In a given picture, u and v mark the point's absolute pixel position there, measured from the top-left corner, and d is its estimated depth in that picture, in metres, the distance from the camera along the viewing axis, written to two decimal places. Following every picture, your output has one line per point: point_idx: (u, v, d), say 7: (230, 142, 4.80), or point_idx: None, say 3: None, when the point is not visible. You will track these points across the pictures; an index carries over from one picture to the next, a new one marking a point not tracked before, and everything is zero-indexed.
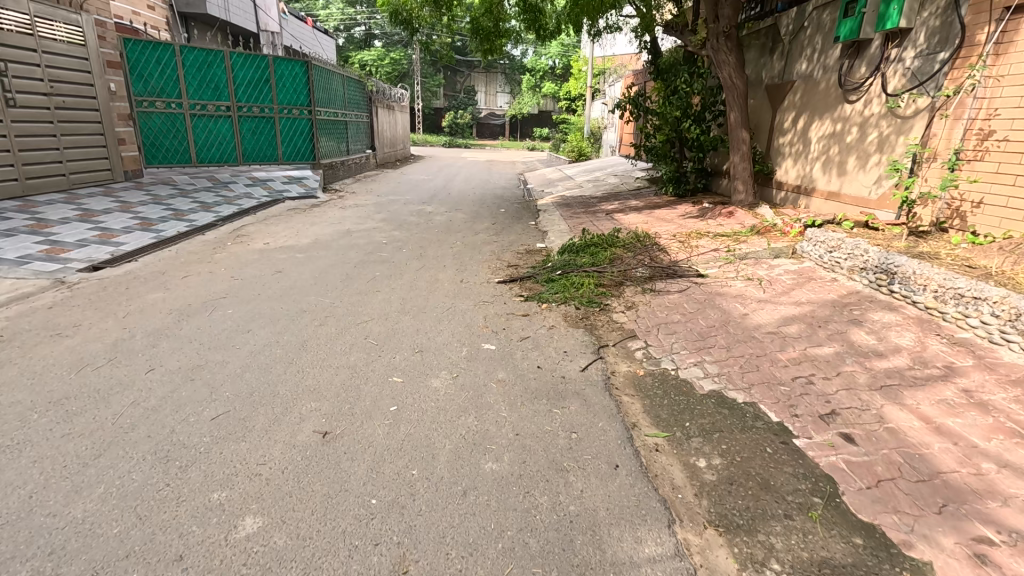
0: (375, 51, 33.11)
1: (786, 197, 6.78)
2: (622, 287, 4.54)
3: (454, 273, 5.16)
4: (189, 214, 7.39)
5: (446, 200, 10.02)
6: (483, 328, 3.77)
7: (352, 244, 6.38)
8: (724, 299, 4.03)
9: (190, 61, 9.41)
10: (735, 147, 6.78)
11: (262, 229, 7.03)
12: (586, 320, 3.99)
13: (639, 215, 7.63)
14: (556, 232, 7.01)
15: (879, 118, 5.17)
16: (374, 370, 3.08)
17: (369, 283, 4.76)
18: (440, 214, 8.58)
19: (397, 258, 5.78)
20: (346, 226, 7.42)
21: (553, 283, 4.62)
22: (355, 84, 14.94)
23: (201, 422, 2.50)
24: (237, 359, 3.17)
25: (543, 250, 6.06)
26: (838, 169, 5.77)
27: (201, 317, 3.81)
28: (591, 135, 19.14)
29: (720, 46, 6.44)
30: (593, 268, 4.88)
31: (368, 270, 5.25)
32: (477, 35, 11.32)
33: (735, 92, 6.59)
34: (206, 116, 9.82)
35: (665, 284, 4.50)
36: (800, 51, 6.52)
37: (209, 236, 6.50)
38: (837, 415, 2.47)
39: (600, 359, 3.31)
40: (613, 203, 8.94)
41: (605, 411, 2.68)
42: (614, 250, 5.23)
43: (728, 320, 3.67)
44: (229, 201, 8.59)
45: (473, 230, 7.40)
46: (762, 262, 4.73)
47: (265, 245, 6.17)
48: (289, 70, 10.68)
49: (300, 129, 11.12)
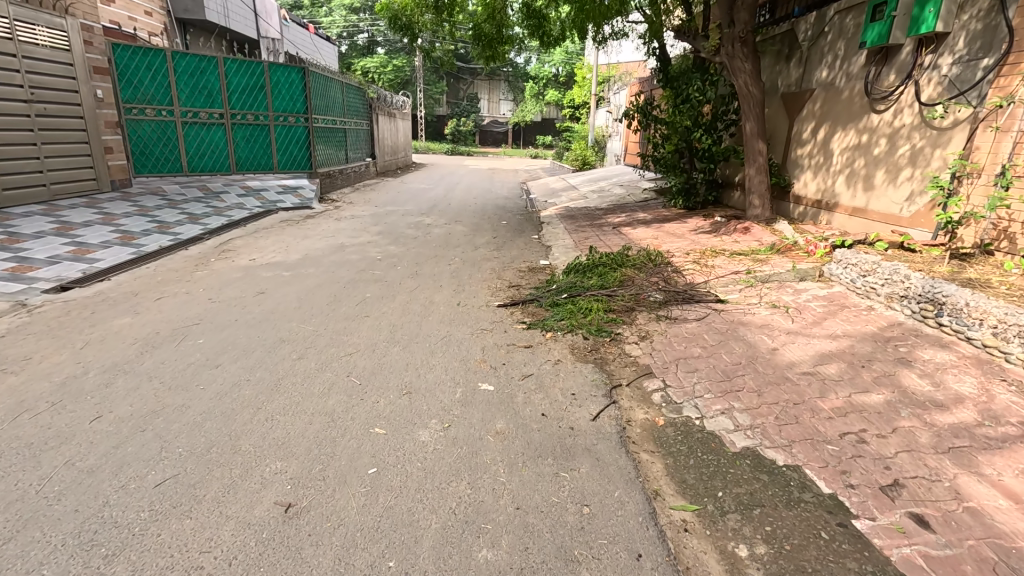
0: (377, 58, 32.95)
1: (805, 212, 6.39)
2: (633, 313, 4.17)
3: (451, 294, 4.78)
4: (175, 227, 7.04)
5: (447, 212, 9.66)
6: (480, 363, 3.37)
7: (344, 260, 6.01)
8: (750, 330, 3.63)
9: (181, 67, 9.11)
10: (751, 158, 6.38)
11: (250, 243, 6.67)
12: (596, 352, 3.60)
13: (648, 230, 7.24)
14: (560, 248, 6.63)
15: (912, 130, 4.79)
16: (355, 418, 2.68)
17: (358, 307, 4.38)
18: (439, 227, 8.21)
19: (390, 276, 5.40)
20: (340, 240, 7.06)
21: (559, 309, 4.24)
22: (355, 90, 14.66)
23: (142, 491, 2.10)
24: (198, 403, 2.77)
25: (547, 268, 5.68)
26: (865, 183, 5.38)
27: (167, 349, 3.42)
28: (595, 144, 18.82)
29: (736, 53, 6.06)
30: (601, 291, 4.49)
31: (359, 291, 4.87)
32: (479, 41, 10.95)
33: (751, 101, 6.20)
34: (198, 124, 9.50)
35: (681, 311, 4.11)
36: (820, 58, 6.17)
37: (193, 251, 6.14)
38: (903, 487, 2.07)
39: (614, 404, 2.90)
40: (620, 216, 8.57)
41: (622, 476, 2.28)
42: (624, 271, 4.84)
43: (756, 356, 3.26)
44: (219, 212, 8.23)
45: (473, 244, 7.02)
46: (787, 285, 4.33)
47: (250, 262, 5.80)
48: (285, 77, 10.41)
49: (296, 137, 10.82)
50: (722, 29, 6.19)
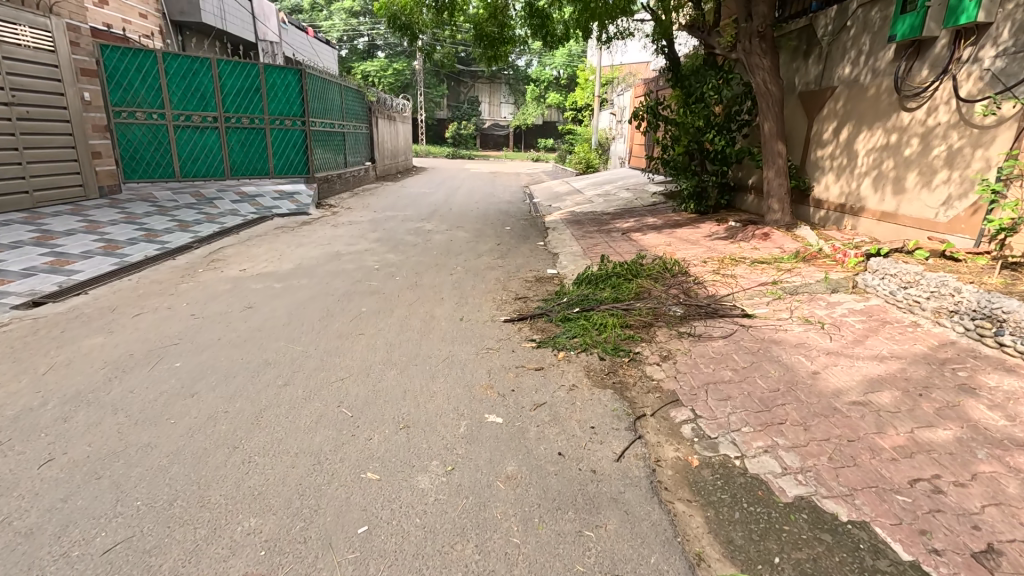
0: (377, 62, 32.74)
1: (827, 216, 6.05)
2: (652, 329, 3.82)
3: (453, 308, 4.43)
4: (163, 235, 6.72)
5: (448, 217, 9.35)
6: (486, 390, 3.02)
7: (340, 270, 5.67)
8: (784, 351, 3.28)
9: (173, 69, 8.79)
10: (770, 160, 6.04)
11: (241, 252, 6.35)
12: (614, 375, 3.25)
13: (659, 236, 6.90)
14: (568, 256, 6.28)
15: (949, 128, 4.44)
16: (345, 459, 2.34)
17: (353, 323, 4.04)
18: (440, 233, 7.87)
19: (388, 287, 5.07)
20: (336, 248, 6.72)
21: (570, 325, 3.90)
22: (354, 93, 14.34)
23: (86, 561, 1.75)
24: (166, 442, 2.43)
25: (555, 278, 5.35)
26: (895, 186, 5.04)
27: (138, 375, 3.08)
28: (599, 146, 18.51)
29: (754, 48, 5.73)
30: (616, 304, 4.15)
31: (354, 305, 4.53)
32: (481, 41, 10.61)
33: (770, 100, 5.86)
34: (191, 127, 9.18)
35: (705, 327, 3.77)
36: (842, 53, 5.84)
37: (180, 261, 5.81)
38: (1000, 554, 1.72)
39: (639, 440, 2.55)
40: (628, 221, 8.22)
41: (657, 536, 1.93)
42: (640, 282, 4.50)
43: (795, 382, 2.92)
44: (211, 219, 7.92)
45: (476, 252, 6.69)
46: (819, 298, 3.98)
47: (240, 272, 5.48)
48: (281, 79, 10.09)
49: (293, 140, 10.49)
50: (739, 23, 5.86)
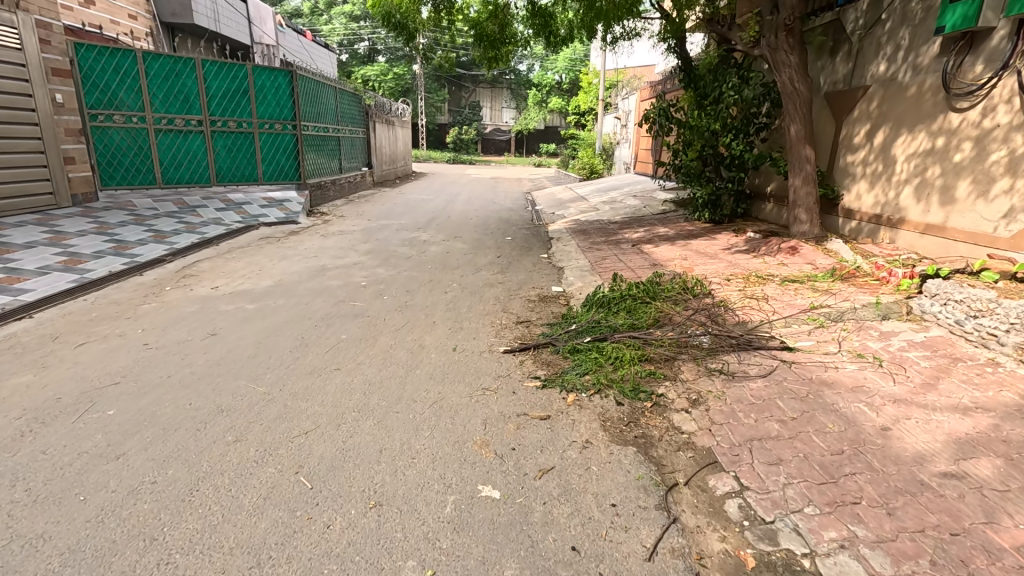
0: (377, 66, 32.33)
1: (859, 228, 5.51)
2: (677, 366, 3.27)
3: (447, 335, 3.88)
4: (134, 247, 6.20)
5: (445, 226, 8.82)
6: (481, 449, 2.46)
7: (323, 287, 5.14)
8: (840, 397, 2.73)
9: (154, 70, 8.32)
10: (797, 166, 5.48)
11: (218, 266, 5.83)
12: (636, 426, 2.70)
13: (673, 248, 6.36)
14: (575, 271, 5.74)
15: (1011, 130, 3.91)
16: (292, 560, 1.79)
17: (329, 355, 3.50)
18: (436, 245, 7.34)
19: (375, 309, 4.53)
20: (321, 261, 6.19)
21: (581, 359, 3.36)
22: (351, 97, 13.86)
23: None
24: (65, 533, 1.89)
25: (561, 298, 4.81)
26: (942, 196, 4.50)
27: (58, 428, 2.54)
28: (603, 152, 17.98)
29: (779, 44, 5.22)
30: (633, 333, 3.61)
31: (333, 330, 3.99)
32: (480, 41, 10.09)
33: (797, 100, 5.30)
34: (173, 131, 8.69)
35: (739, 362, 3.22)
36: (876, 50, 5.32)
37: (148, 277, 5.29)
38: None
39: (675, 524, 2.01)
40: (638, 231, 7.68)
41: None
42: (658, 305, 3.96)
43: (860, 441, 2.37)
44: (192, 229, 7.42)
45: (474, 266, 6.16)
46: (869, 326, 3.43)
47: (213, 290, 4.95)
48: (270, 81, 9.62)
49: (283, 145, 10.00)
50: (763, 16, 5.36)
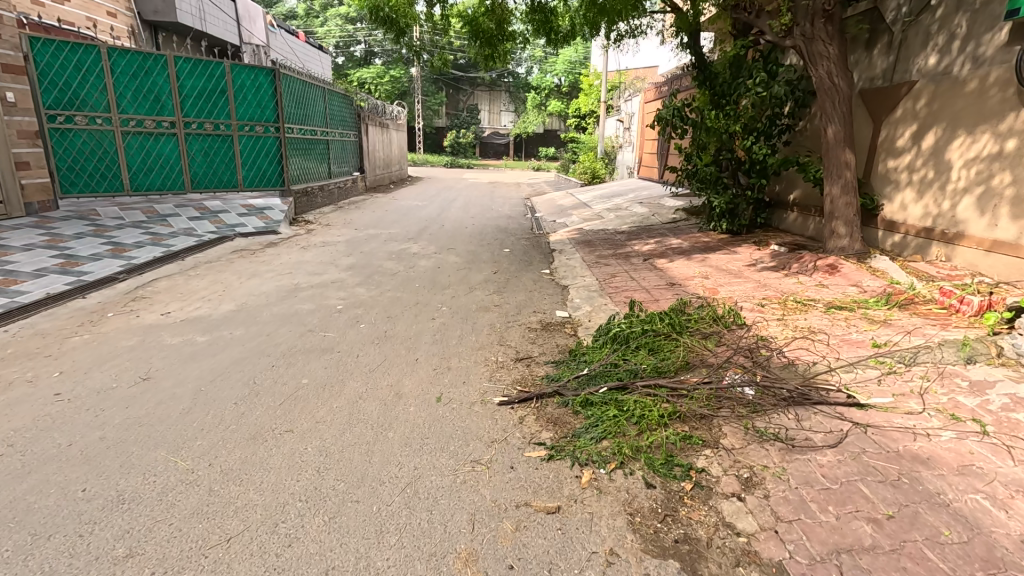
0: (373, 69, 31.75)
1: (905, 242, 4.85)
2: (717, 426, 2.59)
3: (431, 381, 3.21)
4: (86, 264, 5.53)
5: (438, 236, 8.16)
6: (465, 569, 1.78)
7: (291, 312, 4.46)
8: (945, 483, 2.05)
9: (121, 67, 7.66)
10: (834, 172, 4.80)
11: (177, 286, 5.15)
12: (676, 522, 2.02)
13: (690, 263, 5.68)
14: (581, 291, 5.06)
15: None
16: None
17: (282, 409, 2.81)
18: (427, 258, 6.67)
19: (349, 341, 3.85)
20: (295, 279, 5.52)
21: (597, 417, 2.67)
22: (341, 98, 13.22)
23: None
24: None
25: (567, 326, 4.15)
26: (1014, 208, 3.84)
27: None
28: (605, 156, 17.39)
29: (816, 32, 4.56)
30: (657, 380, 2.93)
31: (294, 371, 3.31)
32: (476, 38, 9.42)
33: (836, 97, 4.64)
34: (143, 134, 8.02)
35: (796, 421, 2.54)
36: (926, 40, 4.67)
37: (92, 300, 4.61)
38: None
39: None
40: (647, 243, 7.02)
41: None
42: (685, 340, 3.29)
43: (999, 562, 1.70)
44: (157, 241, 6.76)
45: (469, 283, 5.50)
46: (955, 372, 2.76)
47: (163, 316, 4.27)
48: (250, 80, 9.00)
49: (264, 149, 9.38)
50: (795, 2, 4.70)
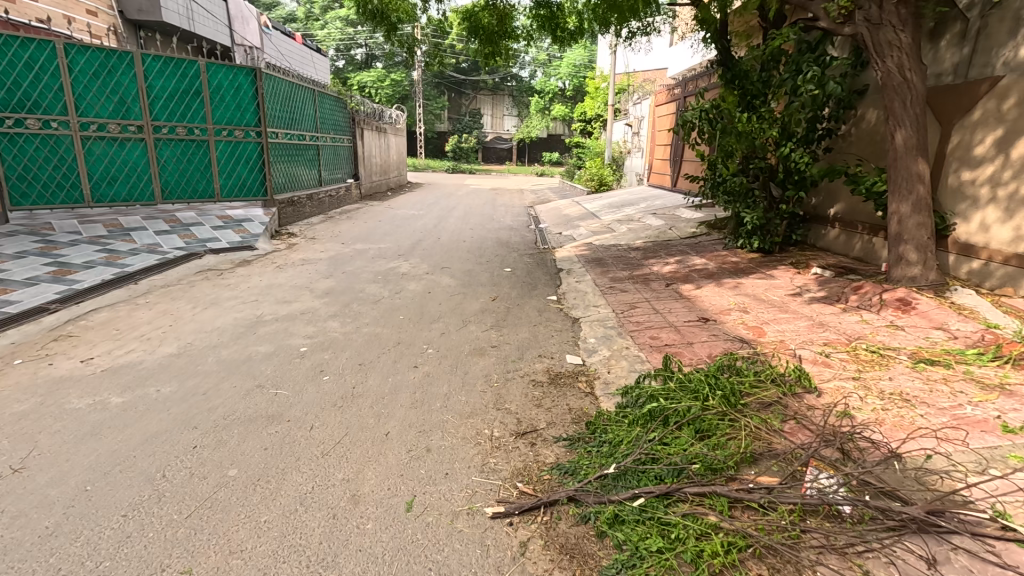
0: (374, 72, 31.11)
1: (988, 270, 4.02)
2: (811, 570, 1.73)
3: (401, 474, 2.38)
4: (15, 290, 4.74)
5: (432, 252, 7.34)
6: None
7: (243, 358, 3.64)
8: None
9: (80, 65, 6.90)
10: (903, 186, 3.96)
11: (117, 319, 4.35)
12: None
13: (723, 291, 4.85)
14: (595, 326, 4.24)
15: None
16: None
17: (185, 529, 2.00)
18: (416, 280, 5.86)
19: (305, 402, 3.03)
20: (260, 309, 4.72)
21: (634, 550, 1.84)
22: (334, 102, 12.45)
23: None
24: None
25: (582, 381, 3.32)
26: None
27: None
28: (612, 161, 16.63)
29: (884, 17, 3.76)
30: (710, 482, 2.11)
31: (221, 454, 2.49)
32: (475, 35, 8.64)
33: (908, 94, 3.81)
34: (106, 139, 7.26)
35: (930, 564, 1.70)
36: (1016, 25, 3.85)
37: (6, 339, 3.82)
38: None
39: None
40: (668, 263, 6.18)
41: None
42: (740, 417, 2.47)
43: None
44: (112, 260, 5.98)
45: (462, 314, 4.68)
46: None
47: (83, 364, 3.47)
48: (229, 80, 8.26)
49: (244, 156, 8.64)
50: None
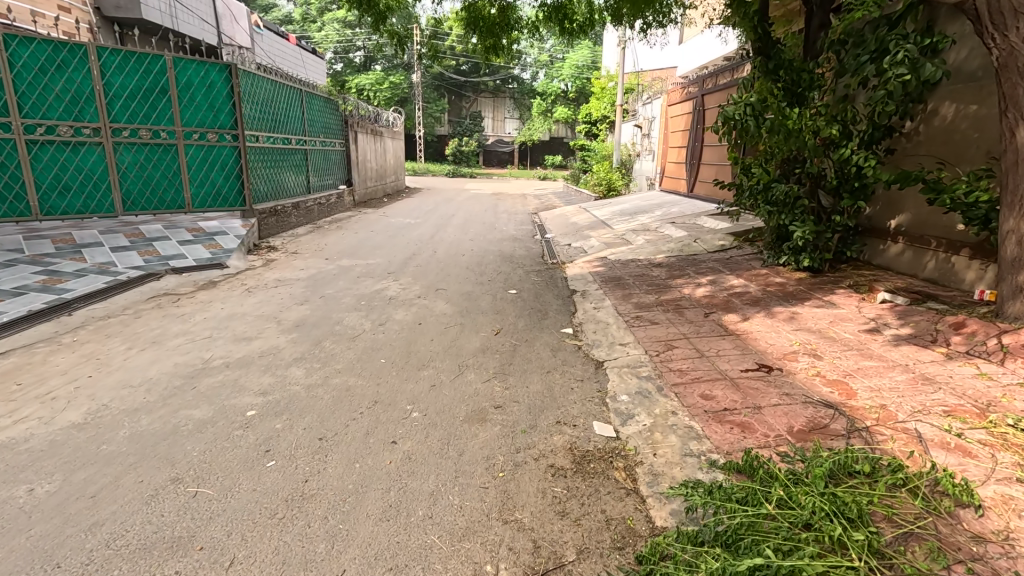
0: (372, 75, 30.41)
1: None
2: None
3: None
4: None
5: (426, 270, 6.45)
6: None
7: (167, 430, 2.74)
8: None
9: (23, 60, 6.06)
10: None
11: (26, 367, 3.47)
12: None
13: (780, 325, 3.94)
14: (626, 376, 3.34)
15: None
16: None
17: None
18: (405, 307, 4.96)
19: (231, 511, 2.13)
20: (211, 351, 3.83)
21: None
22: (325, 102, 11.59)
23: None
24: None
25: (619, 468, 2.42)
26: None
27: None
28: (620, 165, 15.77)
29: None
30: None
31: None
32: (475, 27, 7.70)
33: None
34: (56, 143, 6.41)
35: None
36: None
37: None
38: None
39: None
40: (700, 284, 5.28)
41: None
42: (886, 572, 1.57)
43: None
44: (51, 284, 5.12)
45: (458, 356, 3.78)
46: None
47: None
48: (199, 77, 7.39)
49: (218, 162, 7.78)
50: None
